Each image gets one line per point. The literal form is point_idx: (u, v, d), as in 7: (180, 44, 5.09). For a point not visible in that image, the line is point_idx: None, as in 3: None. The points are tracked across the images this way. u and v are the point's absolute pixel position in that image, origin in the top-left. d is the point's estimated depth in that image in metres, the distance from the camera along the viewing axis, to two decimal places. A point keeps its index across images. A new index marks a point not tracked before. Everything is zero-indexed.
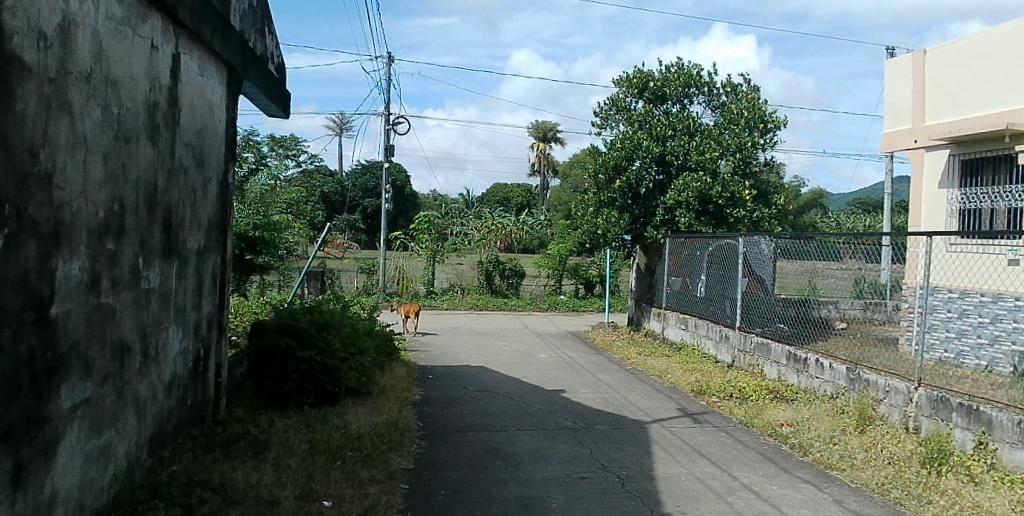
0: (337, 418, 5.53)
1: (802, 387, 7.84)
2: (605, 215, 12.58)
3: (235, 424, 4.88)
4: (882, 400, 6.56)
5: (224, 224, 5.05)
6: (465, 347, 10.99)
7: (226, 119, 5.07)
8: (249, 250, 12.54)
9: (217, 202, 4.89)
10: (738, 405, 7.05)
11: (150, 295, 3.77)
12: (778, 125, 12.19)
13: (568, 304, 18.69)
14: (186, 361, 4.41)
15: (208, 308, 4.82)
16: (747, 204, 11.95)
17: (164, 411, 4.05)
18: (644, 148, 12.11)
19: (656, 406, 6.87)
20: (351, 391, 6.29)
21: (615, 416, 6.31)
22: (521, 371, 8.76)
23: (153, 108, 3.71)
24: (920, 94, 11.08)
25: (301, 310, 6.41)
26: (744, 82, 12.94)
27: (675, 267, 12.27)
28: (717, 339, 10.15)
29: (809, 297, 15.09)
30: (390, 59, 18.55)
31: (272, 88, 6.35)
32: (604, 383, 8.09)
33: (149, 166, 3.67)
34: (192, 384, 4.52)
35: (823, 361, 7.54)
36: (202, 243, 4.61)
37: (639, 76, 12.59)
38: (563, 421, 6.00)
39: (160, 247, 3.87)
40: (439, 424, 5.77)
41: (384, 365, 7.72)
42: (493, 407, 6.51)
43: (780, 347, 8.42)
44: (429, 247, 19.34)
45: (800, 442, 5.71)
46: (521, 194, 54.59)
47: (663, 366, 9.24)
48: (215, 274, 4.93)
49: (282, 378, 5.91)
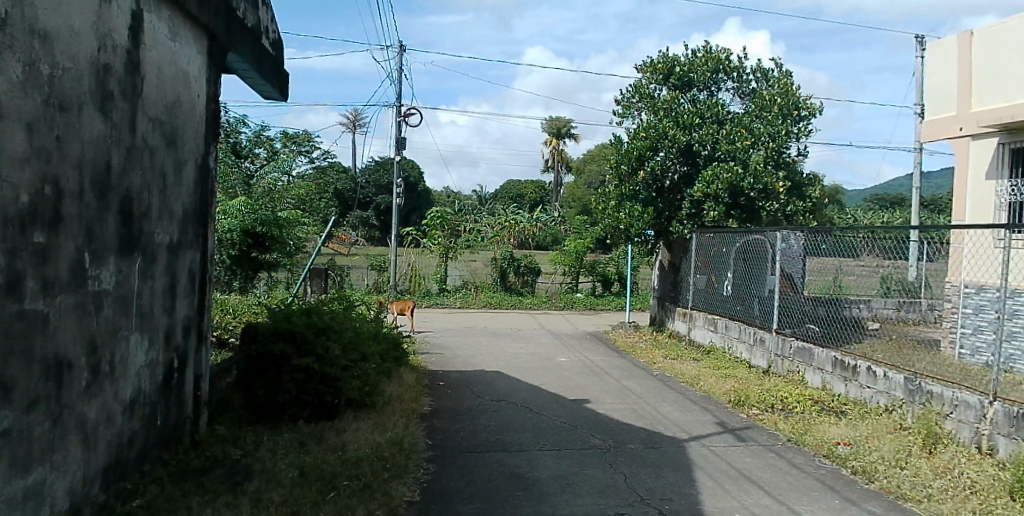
0: (335, 437, 4.88)
1: (851, 398, 7.07)
2: (628, 208, 11.91)
3: (215, 446, 4.26)
4: (948, 415, 5.79)
5: (205, 215, 4.41)
6: (480, 350, 10.30)
7: (206, 94, 4.41)
8: (255, 247, 12.11)
9: (196, 190, 4.26)
10: (784, 419, 6.32)
11: (101, 299, 3.11)
12: (813, 112, 11.37)
13: (585, 302, 18.01)
14: (155, 375, 3.78)
15: (185, 312, 4.18)
16: (781, 196, 11.12)
17: (123, 436, 3.42)
18: (670, 137, 11.37)
19: (692, 420, 6.16)
20: (352, 403, 5.65)
21: (648, 433, 5.62)
22: (540, 376, 8.09)
23: (104, 72, 3.05)
24: (966, 78, 10.18)
25: (298, 313, 5.76)
26: (775, 67, 12.18)
27: (701, 264, 11.58)
28: (751, 342, 9.36)
29: (840, 296, 14.31)
30: (402, 49, 17.89)
31: (267, 67, 5.69)
32: (631, 391, 7.37)
33: (99, 142, 3.02)
34: (162, 399, 3.89)
35: (875, 369, 6.78)
36: (176, 236, 3.97)
37: (664, 61, 11.89)
38: (591, 439, 5.31)
39: (115, 240, 3.21)
40: (451, 443, 5.11)
41: (393, 371, 7.08)
42: (511, 420, 5.84)
43: (824, 352, 7.66)
44: (442, 243, 18.65)
45: (863, 466, 4.98)
46: (535, 189, 53.92)
47: (693, 372, 8.49)
48: (194, 273, 4.30)
49: (276, 388, 5.29)
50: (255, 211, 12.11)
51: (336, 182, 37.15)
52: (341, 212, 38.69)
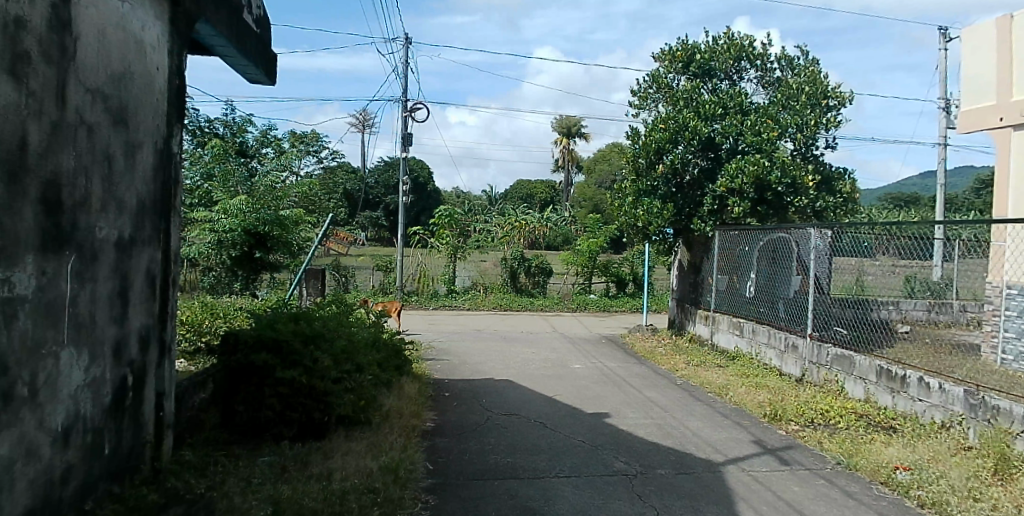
0: (321, 462, 4.28)
1: (899, 412, 6.36)
2: (646, 205, 11.20)
3: (178, 480, 3.67)
4: (1019, 434, 5.07)
5: (167, 208, 3.79)
6: (489, 356, 9.67)
7: (167, 68, 3.78)
8: (258, 247, 11.66)
9: (156, 179, 3.64)
10: (828, 437, 5.65)
11: (14, 307, 2.50)
12: (843, 102, 10.64)
13: (599, 303, 17.35)
14: (101, 396, 3.17)
15: (142, 321, 3.56)
16: (810, 191, 10.40)
17: (50, 472, 2.79)
18: (691, 128, 10.68)
19: (726, 439, 5.48)
20: (344, 420, 5.04)
21: (678, 454, 4.98)
22: (554, 386, 7.43)
23: (15, 26, 2.44)
24: (1006, 64, 9.42)
25: (285, 319, 5.16)
26: (801, 55, 11.49)
27: (722, 263, 10.90)
28: (782, 349, 8.61)
29: (868, 298, 13.56)
30: (408, 40, 17.32)
31: (251, 46, 5.03)
32: (654, 404, 6.70)
33: (8, 113, 2.42)
34: (111, 424, 3.28)
35: (929, 380, 6.07)
36: (129, 232, 3.36)
37: (683, 48, 11.22)
38: (614, 463, 4.67)
39: (35, 235, 2.60)
40: (454, 468, 4.48)
41: (392, 382, 6.45)
42: (523, 439, 5.20)
43: (867, 360, 6.95)
44: (450, 243, 18.01)
45: (931, 498, 4.29)
46: (545, 189, 53.22)
47: (720, 381, 7.80)
48: (153, 274, 3.68)
49: (258, 404, 4.71)
50: (257, 209, 11.55)
51: (346, 183, 36.56)
52: (351, 211, 38.29)
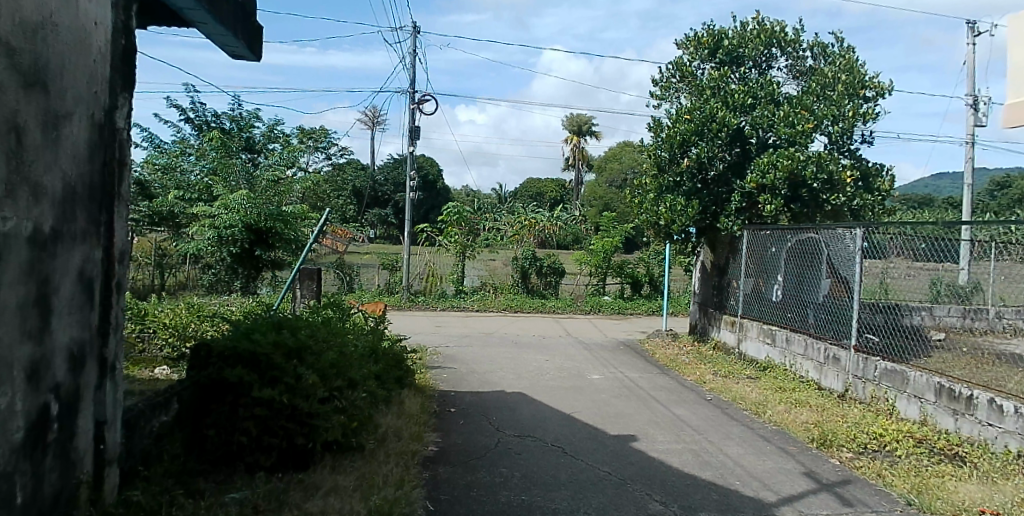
0: (299, 503, 3.59)
1: (964, 437, 5.61)
2: (669, 202, 10.44)
3: None
4: None
5: (109, 195, 3.11)
6: (499, 364, 8.97)
7: (111, 25, 3.10)
8: (258, 243, 11.03)
9: (92, 159, 2.95)
10: (890, 468, 4.90)
11: None
12: (881, 92, 9.84)
13: (614, 306, 16.61)
14: (9, 432, 2.46)
15: (73, 334, 2.88)
16: (847, 187, 9.65)
17: None
18: (719, 119, 9.89)
19: (773, 470, 4.75)
20: (332, 445, 4.35)
21: (720, 490, 4.25)
22: (572, 401, 6.72)
23: None
24: None
25: (265, 329, 4.47)
26: (835, 42, 10.69)
27: (748, 266, 10.15)
28: (821, 361, 7.83)
29: (901, 303, 12.74)
30: (415, 30, 16.65)
31: (228, 12, 4.32)
32: (685, 424, 5.98)
33: None
34: (26, 465, 2.58)
35: (1002, 403, 5.28)
36: (51, 222, 2.66)
37: (710, 33, 10.46)
38: (648, 504, 3.95)
39: None
40: (458, 509, 3.78)
41: (392, 398, 5.75)
42: (540, 470, 4.49)
43: (924, 377, 6.17)
44: (459, 242, 17.22)
45: None
46: (555, 189, 52.47)
47: (755, 396, 7.06)
48: (90, 276, 3.00)
49: (231, 429, 4.03)
50: (259, 204, 10.94)
51: (354, 181, 35.83)
52: (359, 210, 37.66)
